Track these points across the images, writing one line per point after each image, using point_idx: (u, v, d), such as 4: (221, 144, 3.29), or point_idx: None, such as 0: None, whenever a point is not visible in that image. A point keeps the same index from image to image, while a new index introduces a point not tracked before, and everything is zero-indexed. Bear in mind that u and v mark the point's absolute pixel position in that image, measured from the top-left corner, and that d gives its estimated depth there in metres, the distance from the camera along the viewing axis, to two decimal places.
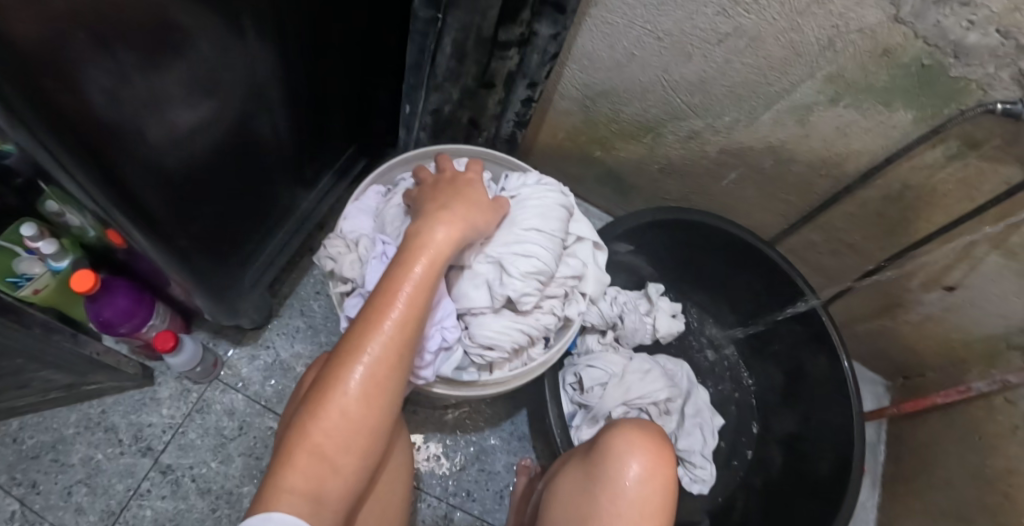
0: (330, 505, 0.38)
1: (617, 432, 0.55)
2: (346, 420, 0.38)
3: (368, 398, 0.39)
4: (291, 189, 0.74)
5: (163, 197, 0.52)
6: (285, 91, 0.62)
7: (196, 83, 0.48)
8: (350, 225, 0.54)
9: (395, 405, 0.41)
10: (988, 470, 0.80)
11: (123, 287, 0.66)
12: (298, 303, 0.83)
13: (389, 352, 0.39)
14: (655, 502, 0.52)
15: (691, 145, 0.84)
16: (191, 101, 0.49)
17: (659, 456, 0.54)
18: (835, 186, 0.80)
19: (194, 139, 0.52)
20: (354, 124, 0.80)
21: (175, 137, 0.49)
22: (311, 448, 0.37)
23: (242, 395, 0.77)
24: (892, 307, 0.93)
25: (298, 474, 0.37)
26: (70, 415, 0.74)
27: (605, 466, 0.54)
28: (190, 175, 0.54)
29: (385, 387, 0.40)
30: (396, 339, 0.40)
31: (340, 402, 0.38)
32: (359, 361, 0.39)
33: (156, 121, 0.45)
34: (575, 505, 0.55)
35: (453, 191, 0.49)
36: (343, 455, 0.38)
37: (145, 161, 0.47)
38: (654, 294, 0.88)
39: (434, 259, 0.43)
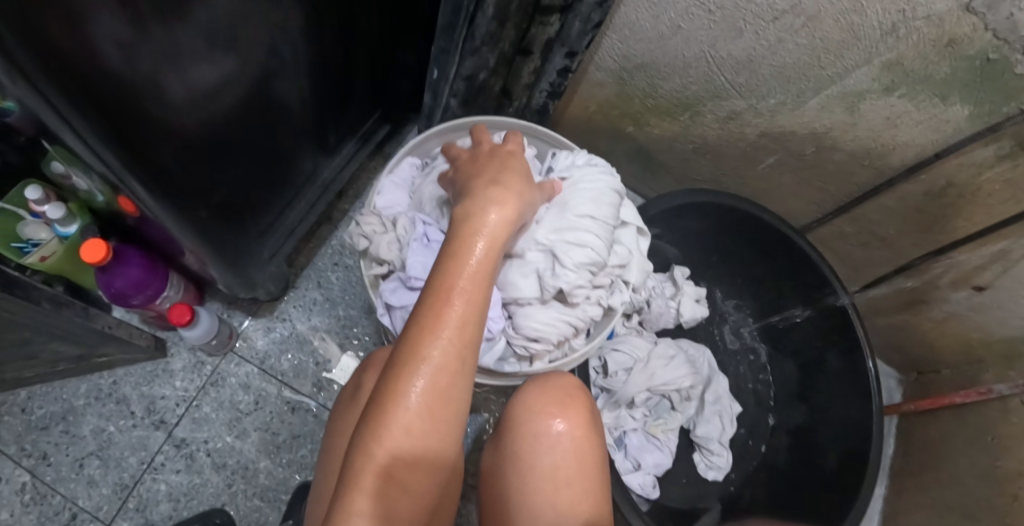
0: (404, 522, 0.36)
1: (528, 392, 0.54)
2: (413, 431, 0.36)
3: (430, 408, 0.36)
4: (316, 157, 0.71)
5: (179, 161, 0.49)
6: (311, 48, 0.58)
7: (217, 39, 0.43)
8: (385, 201, 0.52)
9: (459, 409, 0.39)
10: (998, 472, 0.81)
11: (137, 257, 0.63)
12: (316, 275, 0.80)
13: (452, 355, 0.37)
14: (584, 441, 0.52)
15: (729, 126, 0.80)
16: (212, 57, 0.45)
17: (572, 405, 0.53)
18: (877, 177, 0.77)
19: (214, 99, 0.48)
20: (378, 89, 0.76)
21: (193, 97, 0.45)
22: (379, 467, 0.35)
23: (256, 368, 0.75)
24: (917, 303, 0.91)
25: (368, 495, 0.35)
26: (79, 386, 0.73)
27: (519, 430, 0.52)
28: (208, 139, 0.51)
29: (451, 395, 0.37)
30: (458, 338, 0.37)
31: (402, 416, 0.36)
32: (422, 373, 0.36)
33: (175, 78, 0.42)
34: (505, 490, 0.52)
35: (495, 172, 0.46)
36: (410, 468, 0.36)
37: (158, 123, 0.43)
38: (679, 278, 0.85)
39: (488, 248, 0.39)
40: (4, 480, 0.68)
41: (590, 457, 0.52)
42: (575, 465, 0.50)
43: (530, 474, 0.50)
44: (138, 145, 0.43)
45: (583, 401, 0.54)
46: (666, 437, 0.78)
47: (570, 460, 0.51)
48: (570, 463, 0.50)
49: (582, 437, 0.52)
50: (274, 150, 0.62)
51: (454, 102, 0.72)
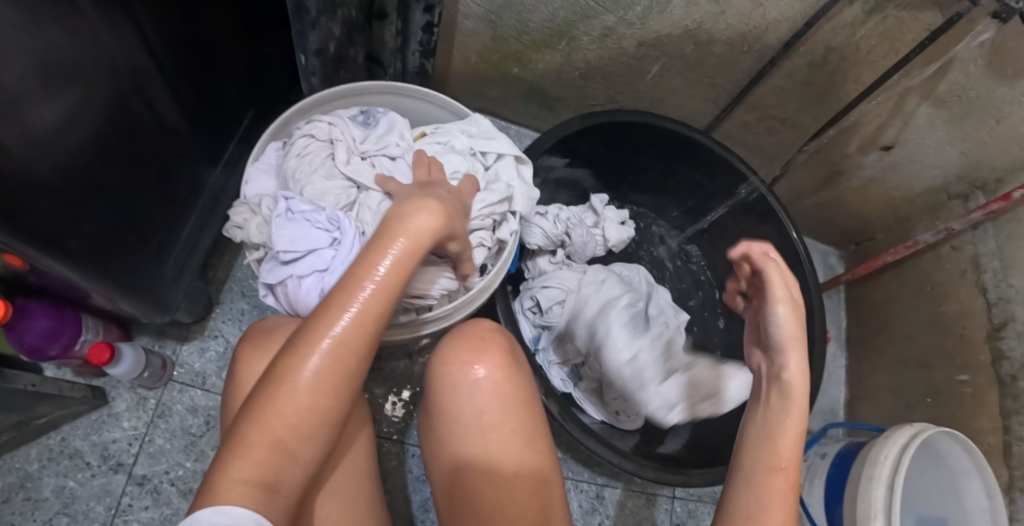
0: (286, 491, 0.36)
1: (444, 348, 0.53)
2: (309, 410, 0.36)
3: (330, 386, 0.37)
4: (196, 163, 0.69)
5: (45, 206, 0.47)
6: (157, 60, 0.56)
7: (42, 72, 0.42)
8: (253, 189, 0.56)
9: (354, 391, 0.39)
10: (941, 315, 0.83)
11: (41, 306, 0.62)
12: (238, 286, 0.79)
13: (356, 341, 0.38)
14: (512, 389, 0.51)
15: (608, 43, 0.79)
16: (45, 94, 0.43)
17: (486, 347, 0.52)
18: (759, 60, 0.78)
19: (65, 135, 0.47)
20: (247, 88, 0.74)
21: (41, 138, 0.44)
22: (269, 434, 0.35)
23: (200, 390, 0.75)
24: (836, 177, 0.93)
25: (252, 466, 0.34)
26: (31, 450, 0.71)
27: (440, 386, 0.51)
28: (73, 178, 0.49)
29: (351, 374, 0.38)
30: (363, 326, 0.38)
31: (298, 389, 0.36)
32: (318, 353, 0.37)
33: (5, 125, 0.40)
34: (440, 437, 0.51)
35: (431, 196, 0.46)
36: (300, 441, 0.36)
37: (12, 175, 0.42)
38: (598, 206, 0.86)
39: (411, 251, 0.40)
40: None
41: (516, 398, 0.50)
42: (503, 406, 0.50)
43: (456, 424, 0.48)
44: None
45: (498, 342, 0.53)
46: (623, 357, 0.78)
47: (498, 405, 0.50)
48: (492, 407, 0.49)
49: (504, 379, 0.51)
50: (147, 167, 0.60)
51: (323, 82, 0.71)
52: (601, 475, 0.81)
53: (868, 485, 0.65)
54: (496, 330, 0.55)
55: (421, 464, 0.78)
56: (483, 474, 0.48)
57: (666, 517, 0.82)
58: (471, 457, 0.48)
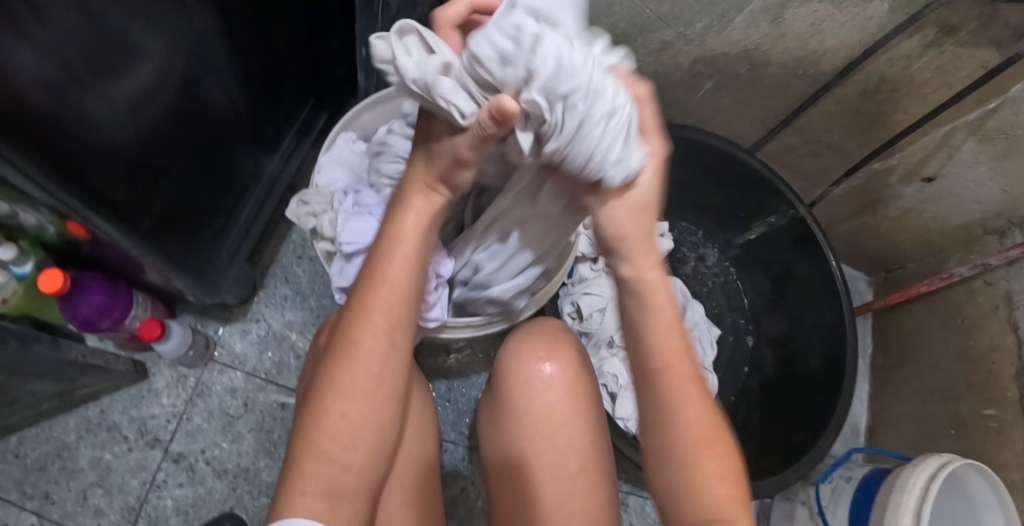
0: (348, 497, 0.38)
1: (515, 340, 0.55)
2: (348, 419, 0.37)
3: (365, 393, 0.38)
4: (257, 149, 0.70)
5: (122, 178, 0.47)
6: (232, 45, 0.57)
7: (129, 48, 0.43)
8: (325, 178, 0.59)
9: (394, 392, 0.40)
10: (970, 350, 0.84)
11: (97, 281, 0.62)
12: (282, 271, 0.80)
13: (377, 347, 0.38)
14: (581, 389, 0.52)
15: (663, 58, 0.80)
16: (130, 67, 0.44)
17: (559, 345, 0.53)
18: (812, 85, 0.78)
19: (143, 110, 0.47)
20: (308, 78, 0.75)
21: (123, 110, 0.45)
22: (319, 452, 0.37)
23: (240, 372, 0.76)
24: (874, 204, 0.94)
25: (308, 478, 0.37)
26: (69, 421, 0.72)
27: (507, 381, 0.53)
28: (147, 152, 0.50)
29: (384, 378, 0.39)
30: (384, 329, 0.38)
31: (336, 403, 0.37)
32: (354, 360, 0.38)
33: (96, 96, 0.41)
34: (505, 430, 0.52)
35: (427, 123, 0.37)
36: (350, 452, 0.38)
37: (93, 145, 0.43)
38: None
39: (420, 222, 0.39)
40: None
41: (583, 398, 0.52)
42: (569, 404, 0.51)
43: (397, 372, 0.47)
44: (76, 171, 0.42)
45: (569, 343, 0.55)
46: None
47: (565, 403, 0.51)
48: (562, 402, 0.51)
49: (573, 378, 0.52)
50: (215, 149, 0.61)
51: (385, 76, 0.72)
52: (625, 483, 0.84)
53: (897, 510, 0.65)
54: (565, 328, 0.57)
55: (453, 460, 0.79)
56: (545, 473, 0.49)
57: None
58: (535, 456, 0.50)
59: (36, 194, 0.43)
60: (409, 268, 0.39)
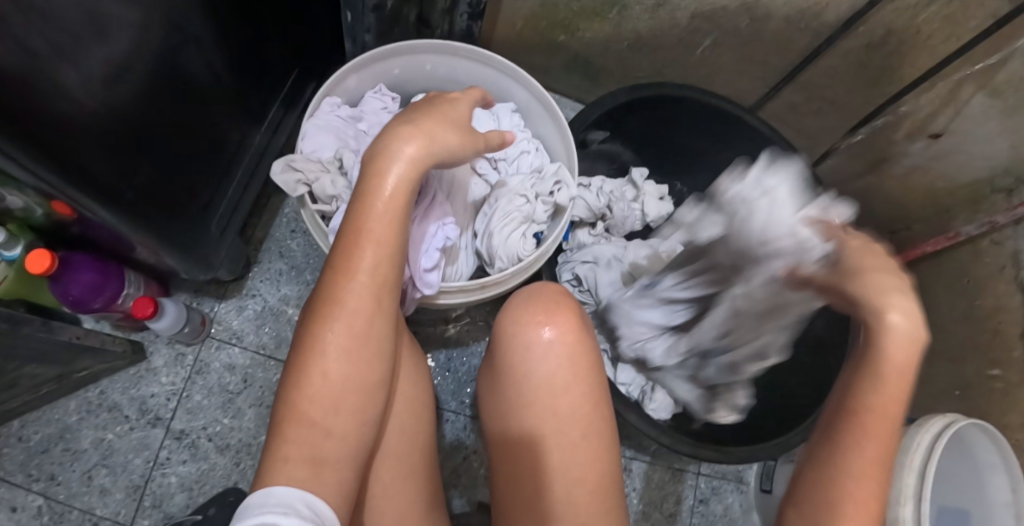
0: (333, 463, 0.37)
1: (514, 305, 0.53)
2: (338, 377, 0.37)
3: (350, 352, 0.38)
4: (241, 120, 0.67)
5: (104, 154, 0.46)
6: (212, 12, 0.54)
7: (101, 16, 0.41)
8: (310, 145, 0.57)
9: (380, 352, 0.40)
10: (977, 309, 0.81)
11: (85, 260, 0.61)
12: (275, 246, 0.79)
13: (361, 303, 0.38)
14: (581, 353, 0.51)
15: (660, 15, 0.77)
16: (104, 36, 0.42)
17: (559, 310, 0.52)
18: (815, 38, 0.76)
19: (121, 82, 0.45)
20: (293, 45, 0.73)
21: (101, 83, 0.43)
22: (302, 411, 0.36)
23: (238, 348, 0.76)
24: (879, 163, 0.91)
25: (290, 444, 0.36)
26: (70, 403, 0.71)
27: (501, 353, 0.52)
28: (129, 126, 0.48)
29: (370, 335, 0.39)
30: (370, 284, 0.39)
31: (322, 360, 0.37)
32: (338, 317, 0.38)
33: (69, 66, 0.39)
34: (504, 400, 0.52)
35: (433, 105, 0.45)
36: (335, 413, 0.37)
37: (70, 119, 0.41)
38: (639, 179, 0.84)
39: (403, 182, 0.39)
40: (20, 508, 0.68)
41: (583, 360, 0.51)
42: (570, 370, 0.50)
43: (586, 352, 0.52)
44: (54, 146, 0.40)
45: (572, 310, 0.54)
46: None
47: (564, 369, 0.50)
48: (563, 368, 0.50)
49: (574, 341, 0.51)
50: (197, 121, 0.59)
51: (372, 40, 0.70)
52: (627, 450, 0.84)
53: (901, 470, 0.64)
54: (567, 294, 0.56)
55: (455, 429, 0.79)
56: (545, 440, 0.49)
57: (691, 493, 0.84)
58: (534, 424, 0.49)
59: (15, 172, 0.41)
60: (396, 215, 0.39)
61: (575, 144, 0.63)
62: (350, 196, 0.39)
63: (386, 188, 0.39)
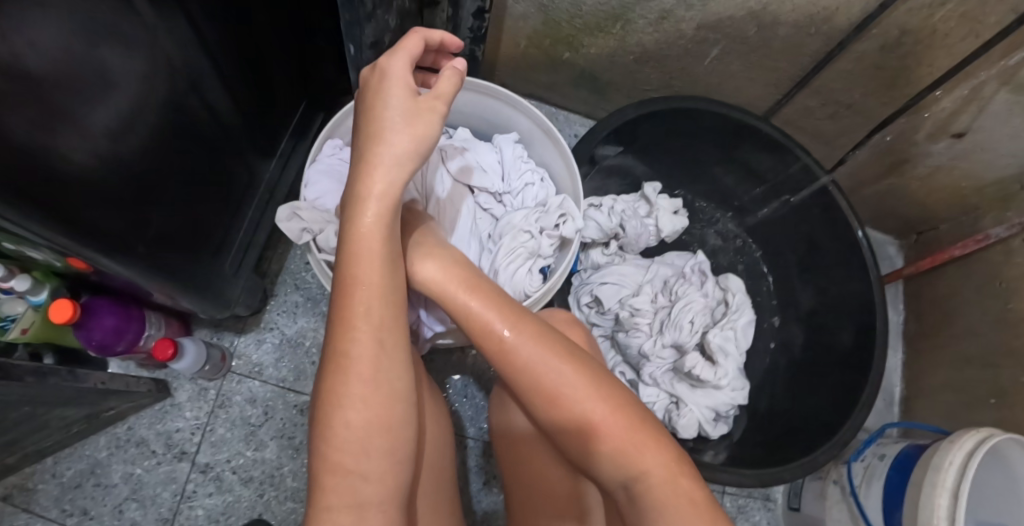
0: (376, 505, 0.38)
1: None
2: (364, 424, 0.37)
3: (369, 397, 0.38)
4: (250, 158, 0.68)
5: (113, 210, 0.47)
6: (210, 59, 0.55)
7: (99, 78, 0.41)
8: (314, 192, 0.59)
9: (399, 391, 0.39)
10: (1009, 314, 0.79)
11: (109, 305, 0.63)
12: (291, 278, 0.81)
13: (368, 346, 0.38)
14: None
15: (665, 27, 0.76)
16: (104, 97, 0.42)
17: None
18: (827, 43, 0.73)
19: (124, 138, 0.46)
20: (298, 80, 0.73)
21: (103, 143, 0.44)
22: (335, 463, 0.37)
23: (258, 381, 0.77)
24: (900, 165, 0.88)
25: (330, 494, 0.37)
26: (99, 439, 0.73)
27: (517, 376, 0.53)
28: (135, 180, 0.49)
29: (388, 375, 0.39)
30: (376, 323, 0.38)
31: (343, 412, 0.37)
32: (350, 366, 0.38)
33: (69, 134, 0.40)
34: None
35: (370, 106, 0.40)
36: (367, 460, 0.37)
37: (76, 182, 0.42)
38: (652, 195, 0.82)
39: (379, 213, 0.39)
40: None
41: None
42: None
43: (533, 380, 0.43)
44: (60, 212, 0.41)
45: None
46: (663, 356, 0.74)
47: None
48: None
49: None
50: (206, 167, 0.60)
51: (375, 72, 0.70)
52: None
53: (933, 491, 0.62)
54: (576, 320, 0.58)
55: (474, 456, 0.79)
56: None
57: None
58: None
59: (30, 237, 0.42)
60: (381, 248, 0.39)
61: (580, 173, 0.62)
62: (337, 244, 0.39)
63: (364, 226, 0.39)
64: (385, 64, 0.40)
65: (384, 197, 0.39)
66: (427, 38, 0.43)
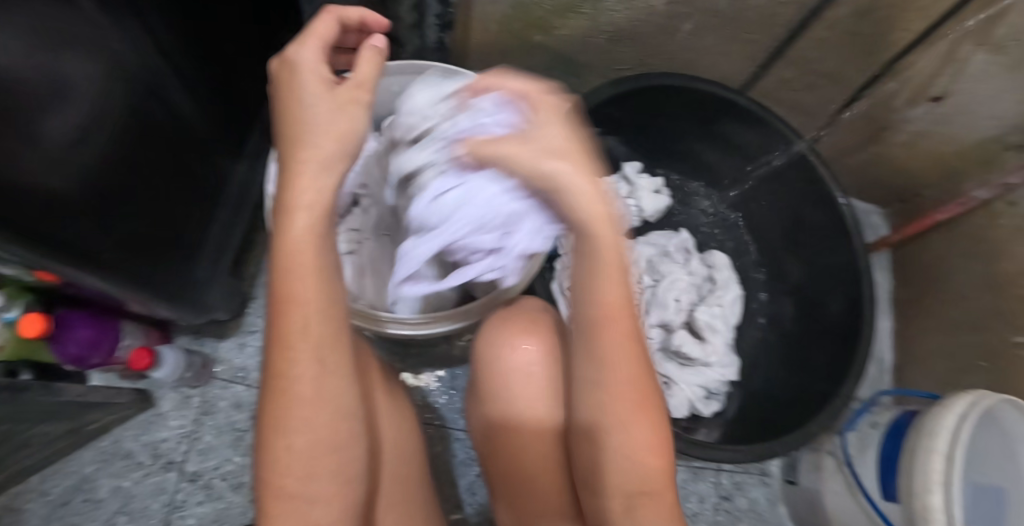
0: (326, 523, 0.38)
1: (489, 330, 0.53)
2: (307, 450, 0.37)
3: (308, 423, 0.37)
4: (219, 159, 0.67)
5: (81, 221, 0.46)
6: (170, 58, 0.54)
7: (54, 84, 0.40)
8: (285, 185, 0.60)
9: (343, 407, 0.39)
10: (995, 276, 0.79)
11: (81, 316, 0.61)
12: (270, 279, 0.79)
13: (304, 373, 0.36)
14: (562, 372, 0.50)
15: (635, 3, 0.74)
16: (61, 104, 0.41)
17: (535, 327, 0.51)
18: (800, 12, 0.73)
19: (85, 147, 0.45)
20: (264, 77, 0.72)
21: (62, 155, 0.42)
22: (278, 488, 0.37)
23: (243, 386, 0.76)
24: (881, 132, 0.88)
25: (279, 517, 0.37)
26: (85, 454, 0.72)
27: (485, 367, 0.52)
28: (100, 189, 0.48)
29: (327, 398, 0.37)
30: (314, 345, 0.36)
31: (284, 439, 0.37)
32: (289, 393, 0.36)
33: (30, 148, 0.39)
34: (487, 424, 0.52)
35: (288, 99, 0.36)
36: (310, 483, 0.38)
37: (39, 196, 0.41)
38: (631, 175, 0.85)
39: (314, 221, 0.35)
40: None
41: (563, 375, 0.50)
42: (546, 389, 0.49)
43: (614, 381, 0.42)
44: (27, 230, 0.40)
45: (550, 322, 0.53)
46: (650, 336, 0.74)
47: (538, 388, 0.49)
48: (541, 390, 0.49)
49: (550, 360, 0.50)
50: (172, 169, 0.58)
51: None
52: None
53: (927, 456, 0.61)
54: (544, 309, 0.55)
55: (465, 449, 0.78)
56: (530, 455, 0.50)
57: (714, 490, 0.86)
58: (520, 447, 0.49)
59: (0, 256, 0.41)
60: (317, 260, 0.36)
61: (552, 153, 0.61)
62: (268, 260, 0.36)
63: (295, 240, 0.35)
64: (291, 54, 0.37)
65: (314, 206, 0.35)
66: (341, 19, 0.40)
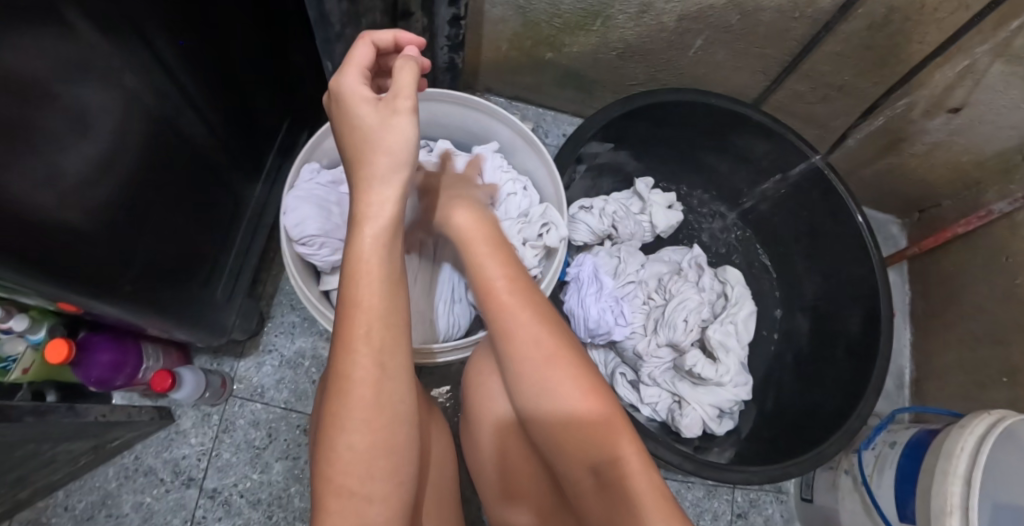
0: None
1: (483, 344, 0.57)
2: (369, 449, 0.37)
3: (371, 424, 0.37)
4: (235, 184, 0.68)
5: (98, 252, 0.47)
6: (185, 90, 0.55)
7: (72, 118, 0.41)
8: (292, 218, 0.58)
9: (402, 413, 0.38)
10: (1016, 289, 0.77)
11: (103, 340, 0.63)
12: (286, 299, 0.82)
13: (369, 372, 0.36)
14: None
15: (645, 20, 0.74)
16: (79, 136, 0.42)
17: None
18: (813, 27, 0.72)
19: (103, 180, 0.46)
20: (278, 103, 0.73)
21: (79, 189, 0.43)
22: (337, 488, 0.36)
23: (260, 404, 0.77)
24: (897, 143, 0.86)
25: (334, 517, 0.36)
26: (108, 470, 0.74)
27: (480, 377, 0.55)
28: (119, 221, 0.49)
29: (389, 401, 0.37)
30: (377, 346, 0.37)
31: (345, 439, 0.36)
32: (350, 394, 0.36)
33: (43, 181, 0.39)
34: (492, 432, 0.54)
35: (343, 126, 0.39)
36: (371, 483, 0.37)
37: (55, 231, 0.41)
38: (645, 191, 0.83)
39: (382, 231, 0.37)
40: None
41: None
42: None
43: (522, 355, 0.44)
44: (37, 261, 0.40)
45: None
46: (659, 355, 0.74)
47: None
48: None
49: None
50: (189, 197, 0.59)
51: None
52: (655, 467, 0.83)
53: (946, 480, 0.60)
54: None
55: None
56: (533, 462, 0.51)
57: (728, 507, 0.85)
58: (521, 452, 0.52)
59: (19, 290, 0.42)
60: (383, 269, 0.37)
61: (560, 179, 0.62)
62: (338, 269, 0.37)
63: (365, 250, 0.37)
64: (338, 81, 0.39)
65: (380, 216, 0.37)
66: (375, 42, 0.42)
